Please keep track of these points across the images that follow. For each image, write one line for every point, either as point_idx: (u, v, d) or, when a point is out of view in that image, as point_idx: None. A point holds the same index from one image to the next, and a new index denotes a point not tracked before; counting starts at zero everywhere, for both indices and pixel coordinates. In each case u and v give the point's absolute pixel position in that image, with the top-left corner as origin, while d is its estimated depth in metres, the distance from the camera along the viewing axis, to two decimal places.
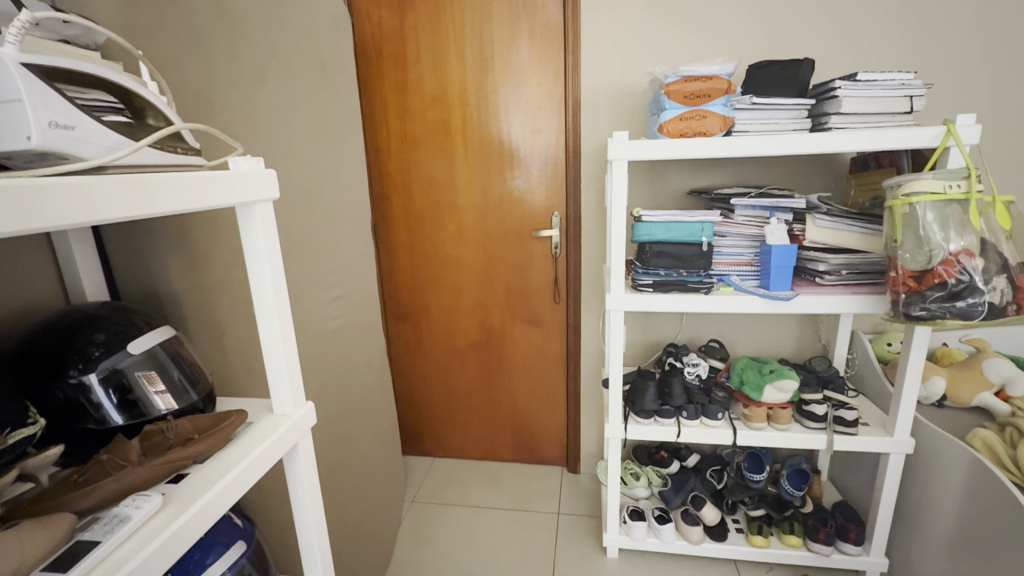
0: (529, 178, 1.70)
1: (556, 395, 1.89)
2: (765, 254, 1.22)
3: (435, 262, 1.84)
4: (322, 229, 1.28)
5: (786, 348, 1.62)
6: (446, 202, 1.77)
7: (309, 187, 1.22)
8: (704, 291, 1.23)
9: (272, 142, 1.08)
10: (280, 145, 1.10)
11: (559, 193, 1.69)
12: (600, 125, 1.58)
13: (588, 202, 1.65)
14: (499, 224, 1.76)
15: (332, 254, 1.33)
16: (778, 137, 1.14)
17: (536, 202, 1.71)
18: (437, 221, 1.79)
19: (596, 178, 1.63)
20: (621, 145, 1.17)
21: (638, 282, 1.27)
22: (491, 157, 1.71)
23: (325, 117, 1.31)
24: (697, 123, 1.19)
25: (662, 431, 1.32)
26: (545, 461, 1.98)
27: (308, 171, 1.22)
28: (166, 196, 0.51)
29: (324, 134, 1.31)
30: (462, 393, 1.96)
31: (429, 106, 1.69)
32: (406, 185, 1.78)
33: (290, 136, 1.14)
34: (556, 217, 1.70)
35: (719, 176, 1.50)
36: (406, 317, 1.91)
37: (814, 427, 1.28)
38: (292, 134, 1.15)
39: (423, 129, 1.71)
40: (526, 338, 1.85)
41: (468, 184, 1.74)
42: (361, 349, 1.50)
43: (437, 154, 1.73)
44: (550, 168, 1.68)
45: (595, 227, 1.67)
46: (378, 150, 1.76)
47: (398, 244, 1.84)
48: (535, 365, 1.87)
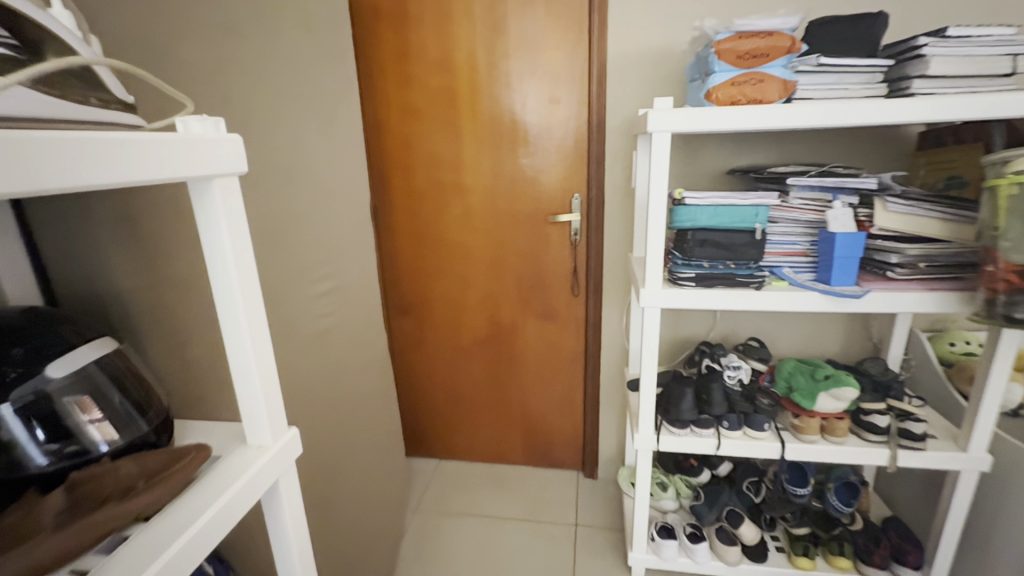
0: (546, 157, 1.52)
1: (573, 395, 1.74)
2: (825, 243, 1.06)
3: (439, 250, 1.67)
4: (307, 215, 1.12)
5: (831, 347, 1.46)
6: (453, 184, 1.60)
7: (292, 167, 1.06)
8: (755, 286, 1.05)
9: (241, 109, 0.91)
10: (253, 113, 0.94)
11: (578, 173, 1.52)
12: (628, 95, 1.40)
13: (612, 183, 1.48)
14: (512, 208, 1.58)
15: (322, 242, 1.17)
16: (852, 104, 0.96)
17: (554, 183, 1.54)
18: (442, 205, 1.62)
19: (622, 155, 1.45)
20: (663, 115, 0.99)
21: (679, 274, 1.08)
22: (503, 132, 1.52)
23: (313, 84, 1.14)
24: (753, 88, 1.01)
25: (701, 443, 1.16)
26: (560, 465, 1.83)
27: (294, 145, 1.06)
28: (64, 163, 0.34)
29: (312, 104, 1.14)
30: (469, 393, 1.82)
31: (433, 75, 1.50)
32: (407, 166, 1.61)
33: (266, 104, 0.97)
34: (576, 200, 1.53)
35: (762, 153, 1.33)
36: (409, 310, 1.76)
37: (874, 440, 1.12)
38: (269, 102, 0.98)
39: (427, 101, 1.53)
40: (539, 334, 1.69)
41: (477, 163, 1.56)
42: (359, 348, 1.35)
43: (441, 129, 1.55)
44: (570, 145, 1.50)
45: (619, 210, 1.50)
46: (376, 124, 1.58)
47: (400, 230, 1.67)
48: (550, 363, 1.72)
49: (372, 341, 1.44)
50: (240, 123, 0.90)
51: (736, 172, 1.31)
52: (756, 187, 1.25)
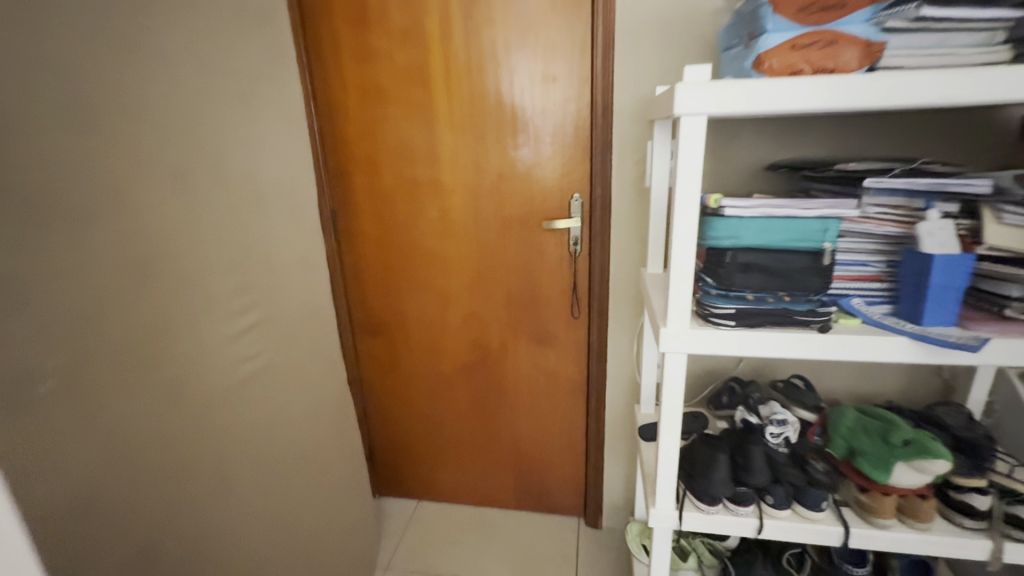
0: (538, 149, 1.23)
1: (573, 431, 1.47)
2: (918, 267, 0.77)
3: (411, 259, 1.39)
4: (208, 228, 0.85)
5: (888, 383, 1.19)
6: (426, 181, 1.31)
7: (179, 162, 0.79)
8: (818, 327, 0.78)
9: (83, 82, 0.63)
10: (103, 89, 0.65)
11: (577, 167, 1.23)
12: (642, 69, 1.11)
13: (621, 180, 1.19)
14: (498, 210, 1.30)
15: (228, 262, 0.89)
16: (971, 73, 0.67)
17: (548, 181, 1.25)
18: (414, 206, 1.34)
19: (633, 146, 1.16)
20: (697, 90, 0.69)
21: (714, 309, 0.80)
22: (486, 117, 1.23)
23: (207, 55, 0.86)
24: (822, 52, 0.72)
25: (737, 524, 0.88)
26: (558, 510, 1.57)
27: (178, 134, 0.78)
28: None
29: (208, 80, 0.86)
30: (452, 426, 1.55)
31: (398, 46, 1.21)
32: (371, 159, 1.32)
33: (127, 77, 0.70)
34: (576, 200, 1.24)
35: (815, 143, 1.05)
36: (379, 330, 1.49)
37: (972, 528, 0.84)
38: (131, 75, 0.70)
39: (392, 78, 1.24)
40: (533, 360, 1.41)
41: (454, 155, 1.27)
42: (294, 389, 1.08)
43: (410, 113, 1.26)
44: (570, 133, 1.21)
45: (629, 215, 1.21)
46: (332, 109, 1.30)
47: (365, 237, 1.40)
48: (545, 394, 1.44)
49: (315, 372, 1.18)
50: (74, 102, 0.62)
51: (780, 168, 1.02)
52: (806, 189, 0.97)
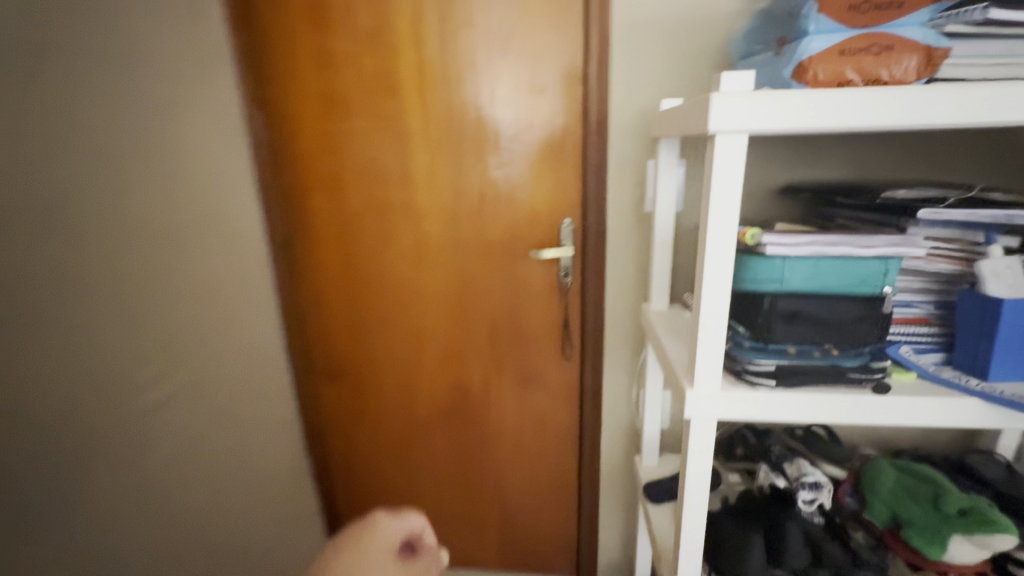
0: (524, 169, 1.09)
1: (564, 482, 1.31)
2: (983, 313, 0.65)
3: (379, 292, 1.21)
4: (90, 283, 0.66)
5: (912, 427, 1.08)
6: (397, 204, 1.14)
7: (41, 198, 0.60)
8: (871, 388, 0.65)
9: None
10: None
11: (568, 189, 1.09)
12: (641, 81, 0.98)
13: (617, 205, 1.06)
14: (479, 238, 1.14)
15: (129, 319, 0.70)
16: None
17: (535, 204, 1.10)
18: (383, 233, 1.17)
19: (631, 166, 1.03)
20: (738, 102, 0.56)
21: (749, 365, 0.66)
22: (465, 134, 1.08)
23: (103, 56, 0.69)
24: (875, 58, 0.61)
25: None
26: (547, 570, 1.40)
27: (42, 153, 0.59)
28: None
29: (86, 87, 0.67)
30: (427, 479, 1.36)
31: (361, 49, 1.05)
32: (332, 179, 1.14)
33: None
34: (567, 226, 1.09)
35: (833, 168, 0.94)
36: (341, 372, 1.29)
37: None
38: None
39: (356, 87, 1.07)
40: (519, 405, 1.25)
41: (429, 176, 1.11)
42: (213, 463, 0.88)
43: (378, 127, 1.09)
44: (560, 151, 1.07)
45: (627, 243, 1.07)
46: (283, 120, 1.12)
47: (326, 267, 1.21)
48: (533, 442, 1.28)
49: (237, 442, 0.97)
50: None
51: (799, 191, 0.92)
52: (829, 214, 0.85)
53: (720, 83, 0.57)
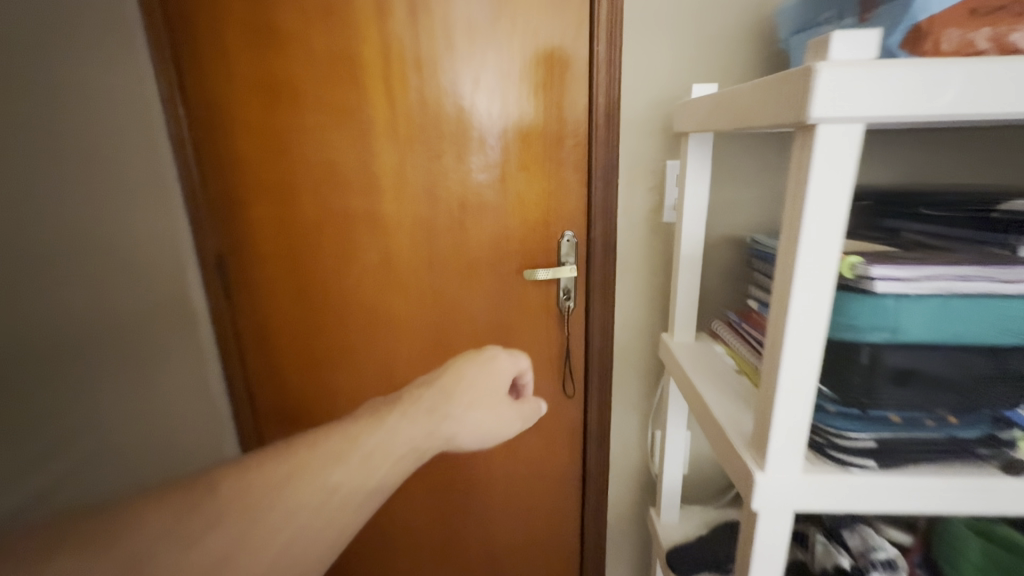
0: (515, 172, 0.90)
1: (565, 537, 1.12)
2: None
3: (338, 321, 1.00)
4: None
5: None
6: (358, 214, 0.93)
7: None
8: (999, 467, 0.47)
9: None
10: None
11: (569, 196, 0.90)
12: (658, 66, 0.81)
13: (628, 214, 0.88)
14: (461, 256, 0.94)
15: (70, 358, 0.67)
16: None
17: (529, 212, 0.91)
18: (342, 249, 0.95)
19: (645, 168, 0.85)
20: (862, 76, 0.38)
21: (837, 439, 0.49)
22: (441, 129, 0.88)
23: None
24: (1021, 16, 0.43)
25: None
26: None
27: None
28: None
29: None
30: (400, 541, 1.13)
31: (311, 20, 0.84)
32: (276, 185, 0.92)
33: None
34: (568, 239, 0.90)
35: (881, 168, 0.81)
36: (295, 418, 1.07)
37: None
38: None
39: (305, 70, 0.86)
40: (508, 450, 1.06)
41: (397, 180, 0.91)
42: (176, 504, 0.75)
43: (332, 121, 0.88)
44: (559, 150, 0.88)
45: (640, 259, 0.90)
46: (214, 111, 0.89)
47: (271, 291, 0.99)
48: (528, 492, 1.08)
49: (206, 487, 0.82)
50: None
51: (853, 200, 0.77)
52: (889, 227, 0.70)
53: (825, 50, 0.39)
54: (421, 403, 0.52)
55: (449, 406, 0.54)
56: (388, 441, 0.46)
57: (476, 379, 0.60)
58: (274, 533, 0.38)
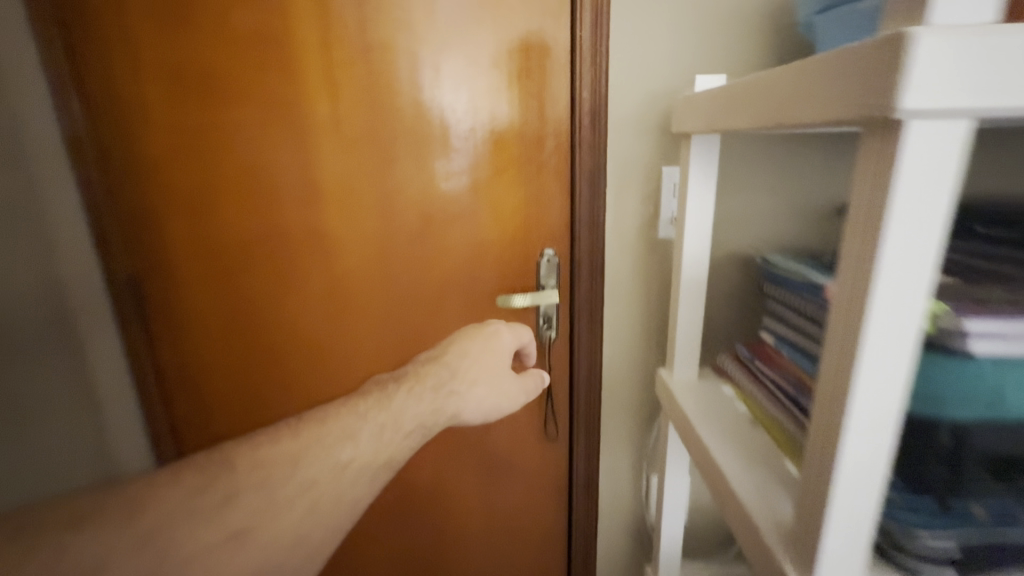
0: (487, 181, 0.76)
1: None
2: None
3: (279, 357, 0.84)
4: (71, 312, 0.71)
5: None
6: (300, 231, 0.79)
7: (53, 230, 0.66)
8: None
9: None
10: None
11: (549, 209, 0.77)
12: (654, 55, 0.68)
13: (619, 228, 0.75)
14: (424, 279, 0.80)
15: None
16: None
17: (503, 226, 0.78)
18: (281, 272, 0.80)
19: (639, 175, 0.73)
20: (987, 44, 0.25)
21: (910, 540, 0.35)
22: (398, 130, 0.74)
23: None
24: None
25: None
26: None
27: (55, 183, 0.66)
28: None
29: None
30: None
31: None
32: (199, 197, 0.77)
33: None
34: (548, 259, 0.77)
35: None
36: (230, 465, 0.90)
37: None
38: None
39: (230, 59, 0.72)
40: (485, 502, 0.92)
41: (345, 191, 0.77)
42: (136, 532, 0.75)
43: (265, 121, 0.74)
44: (538, 155, 0.75)
45: (633, 281, 0.77)
46: (120, 105, 0.74)
47: (196, 324, 0.83)
48: (506, 543, 0.95)
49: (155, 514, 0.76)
50: None
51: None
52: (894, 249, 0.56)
53: (923, 8, 0.26)
54: (425, 381, 0.65)
55: (451, 383, 0.65)
56: (397, 417, 0.59)
57: (477, 359, 0.69)
58: (296, 501, 0.50)
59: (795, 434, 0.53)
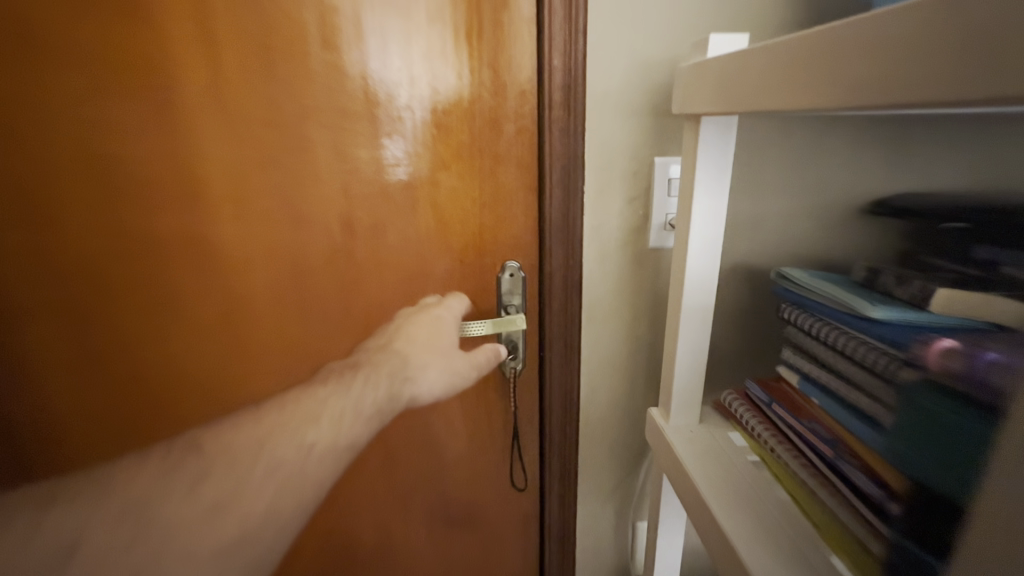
0: (430, 175, 0.59)
1: None
2: None
3: (144, 400, 0.63)
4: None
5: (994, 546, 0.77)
6: (163, 231, 0.58)
7: None
8: None
9: None
10: None
11: (511, 211, 0.60)
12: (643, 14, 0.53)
13: (600, 236, 0.59)
14: (344, 295, 0.62)
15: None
16: None
17: (453, 233, 0.61)
18: (140, 291, 0.59)
19: (624, 168, 0.57)
20: None
21: None
22: (303, 102, 0.55)
23: None
24: None
25: None
26: None
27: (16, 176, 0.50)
28: None
29: None
30: None
31: None
32: (7, 184, 0.55)
33: None
34: (511, 273, 0.61)
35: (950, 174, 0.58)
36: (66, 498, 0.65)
37: None
38: None
39: None
40: (439, 563, 0.76)
41: (229, 180, 0.57)
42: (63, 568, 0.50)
43: (100, 75, 0.53)
44: (497, 142, 0.58)
45: (615, 300, 0.62)
46: None
47: (17, 359, 0.60)
48: None
49: (100, 513, 0.53)
50: None
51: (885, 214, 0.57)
52: (923, 265, 0.49)
53: None
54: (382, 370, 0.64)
55: (406, 369, 0.64)
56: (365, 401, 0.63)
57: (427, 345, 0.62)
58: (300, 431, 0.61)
59: (860, 536, 0.40)
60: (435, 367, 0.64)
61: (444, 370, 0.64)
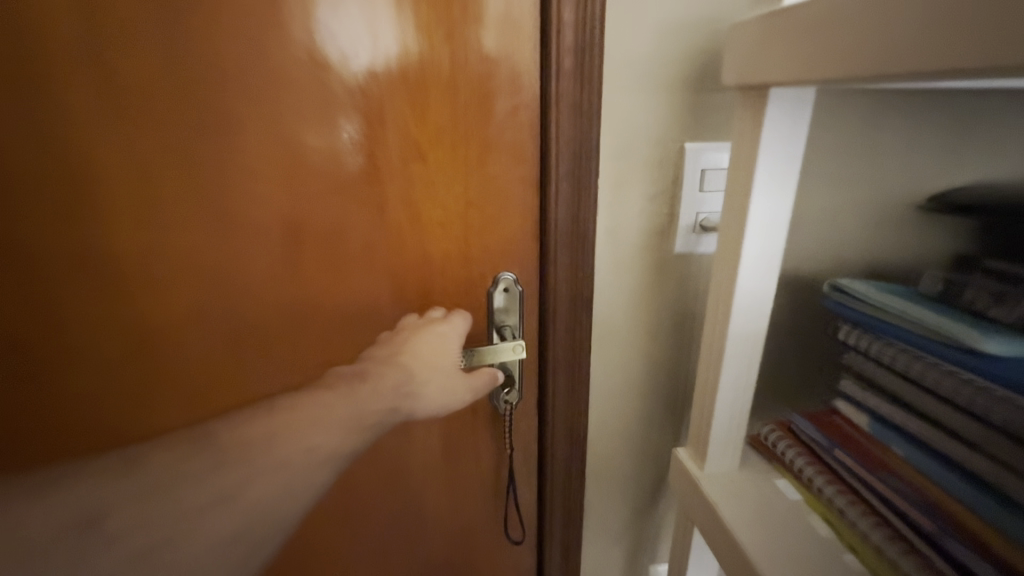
0: (401, 164, 0.46)
1: None
2: None
3: (2, 468, 0.47)
4: None
5: None
6: (26, 245, 0.43)
7: None
8: None
9: None
10: None
11: (504, 210, 0.48)
12: None
13: (616, 239, 0.48)
14: (286, 321, 0.48)
15: None
16: None
17: (432, 238, 0.48)
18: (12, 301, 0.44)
19: (648, 156, 0.46)
20: None
21: None
22: (216, 65, 0.40)
23: None
24: None
25: None
26: None
27: None
28: None
29: None
30: None
31: None
32: None
33: None
34: (507, 286, 0.50)
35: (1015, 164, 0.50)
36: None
37: None
38: None
39: None
40: None
41: (113, 175, 0.42)
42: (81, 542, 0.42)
43: None
44: (487, 124, 0.45)
45: (633, 316, 0.52)
46: None
47: None
48: None
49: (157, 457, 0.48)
50: None
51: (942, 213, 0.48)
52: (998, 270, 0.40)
53: None
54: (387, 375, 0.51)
55: (409, 382, 0.51)
56: (356, 409, 0.50)
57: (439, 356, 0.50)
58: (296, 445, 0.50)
59: None
60: (437, 382, 0.51)
61: (445, 386, 0.51)
